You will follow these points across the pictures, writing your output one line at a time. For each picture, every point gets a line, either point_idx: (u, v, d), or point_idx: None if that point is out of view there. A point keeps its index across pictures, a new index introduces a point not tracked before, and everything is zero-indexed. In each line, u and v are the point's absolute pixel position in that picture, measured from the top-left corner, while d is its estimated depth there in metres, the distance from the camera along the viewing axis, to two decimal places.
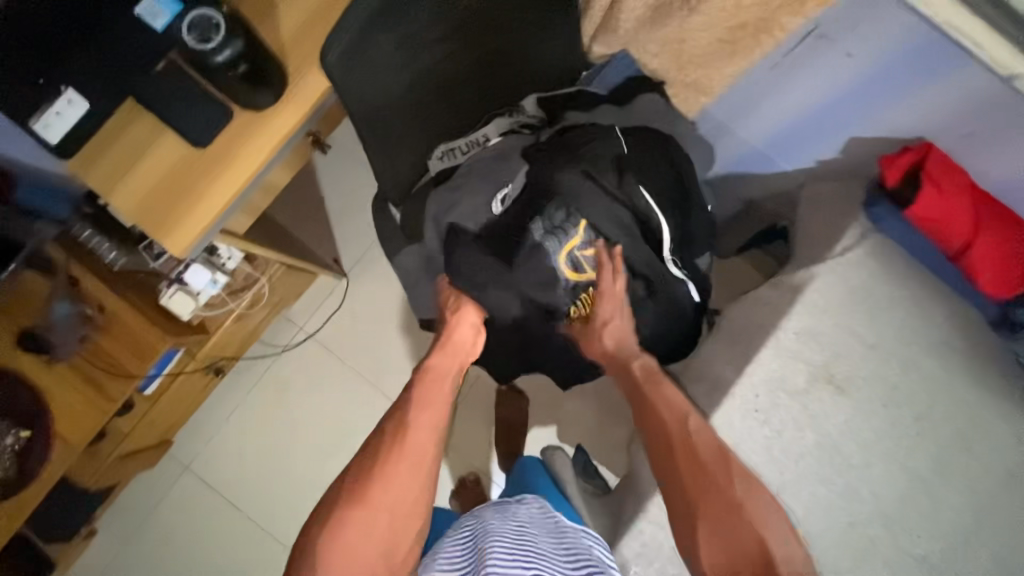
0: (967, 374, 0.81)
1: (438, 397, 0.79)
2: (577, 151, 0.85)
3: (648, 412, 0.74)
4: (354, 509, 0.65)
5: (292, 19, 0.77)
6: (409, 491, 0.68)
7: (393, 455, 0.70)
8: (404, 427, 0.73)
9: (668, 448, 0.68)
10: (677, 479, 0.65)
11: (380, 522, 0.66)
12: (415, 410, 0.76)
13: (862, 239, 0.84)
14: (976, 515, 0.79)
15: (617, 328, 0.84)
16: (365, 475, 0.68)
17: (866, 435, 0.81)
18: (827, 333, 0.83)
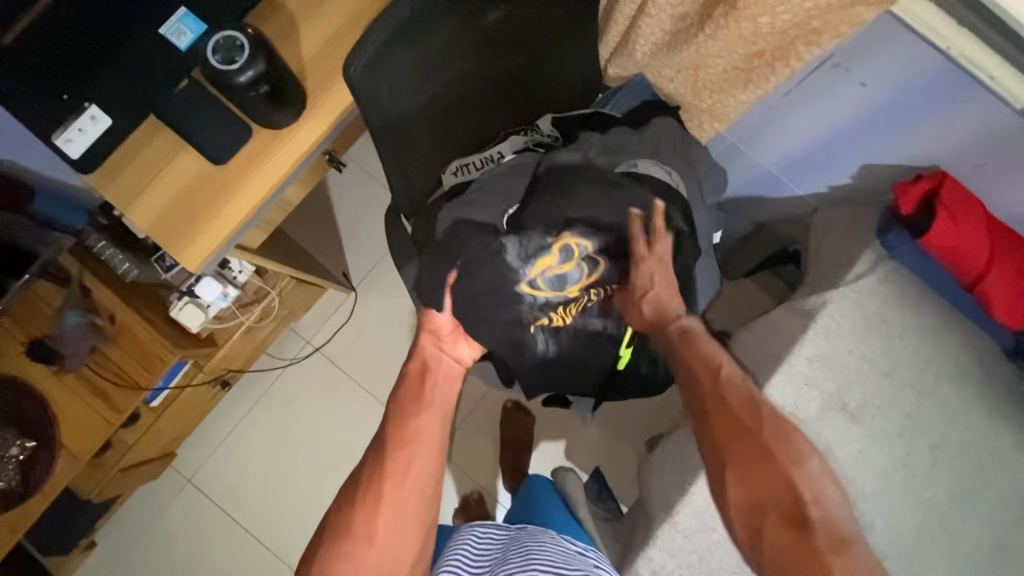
0: (985, 405, 0.80)
1: (428, 411, 0.75)
2: (569, 189, 0.82)
3: (684, 362, 0.75)
4: (345, 543, 0.65)
5: (313, 41, 0.78)
6: (398, 517, 0.67)
7: (395, 475, 0.69)
8: (393, 446, 0.71)
9: (700, 394, 0.71)
10: (702, 412, 0.69)
11: (371, 554, 0.65)
12: (411, 421, 0.74)
13: (874, 266, 0.83)
14: (997, 550, 0.78)
15: (656, 296, 0.84)
16: (355, 502, 0.68)
17: (882, 465, 0.80)
18: (840, 358, 0.82)
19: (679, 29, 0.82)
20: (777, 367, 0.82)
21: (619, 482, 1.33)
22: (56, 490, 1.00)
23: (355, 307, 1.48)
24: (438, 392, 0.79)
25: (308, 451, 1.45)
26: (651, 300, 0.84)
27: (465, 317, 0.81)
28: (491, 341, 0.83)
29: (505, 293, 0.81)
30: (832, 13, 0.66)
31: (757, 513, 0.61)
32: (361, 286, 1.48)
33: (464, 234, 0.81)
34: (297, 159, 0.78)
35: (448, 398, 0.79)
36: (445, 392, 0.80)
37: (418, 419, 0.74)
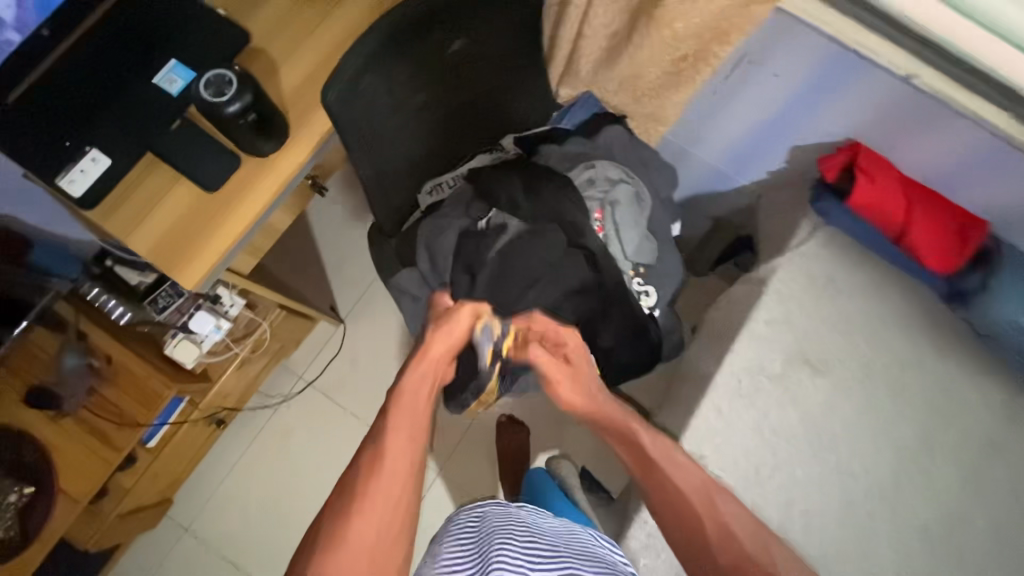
0: (934, 349, 0.87)
1: (401, 422, 0.69)
2: (512, 266, 0.94)
3: (677, 488, 0.68)
4: (330, 552, 0.59)
5: (291, 78, 0.87)
6: (379, 534, 0.61)
7: (371, 484, 0.63)
8: (379, 458, 0.65)
9: (700, 536, 0.64)
10: (690, 534, 0.64)
11: (360, 564, 0.59)
12: (394, 436, 0.68)
13: (813, 232, 0.91)
14: (962, 480, 0.84)
15: (583, 373, 0.82)
16: (345, 516, 0.61)
17: (848, 413, 0.85)
18: (796, 318, 0.88)
19: (614, 45, 0.94)
20: (740, 332, 0.87)
21: (618, 482, 1.36)
22: (53, 537, 1.01)
23: (343, 339, 1.53)
24: (407, 400, 0.72)
25: (304, 484, 1.46)
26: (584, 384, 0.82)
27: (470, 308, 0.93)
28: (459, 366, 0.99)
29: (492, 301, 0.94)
30: (733, 14, 0.77)
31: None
32: (349, 318, 1.53)
33: (456, 232, 0.96)
34: (283, 182, 0.85)
35: (424, 406, 0.73)
36: (420, 397, 0.73)
37: (396, 442, 0.67)
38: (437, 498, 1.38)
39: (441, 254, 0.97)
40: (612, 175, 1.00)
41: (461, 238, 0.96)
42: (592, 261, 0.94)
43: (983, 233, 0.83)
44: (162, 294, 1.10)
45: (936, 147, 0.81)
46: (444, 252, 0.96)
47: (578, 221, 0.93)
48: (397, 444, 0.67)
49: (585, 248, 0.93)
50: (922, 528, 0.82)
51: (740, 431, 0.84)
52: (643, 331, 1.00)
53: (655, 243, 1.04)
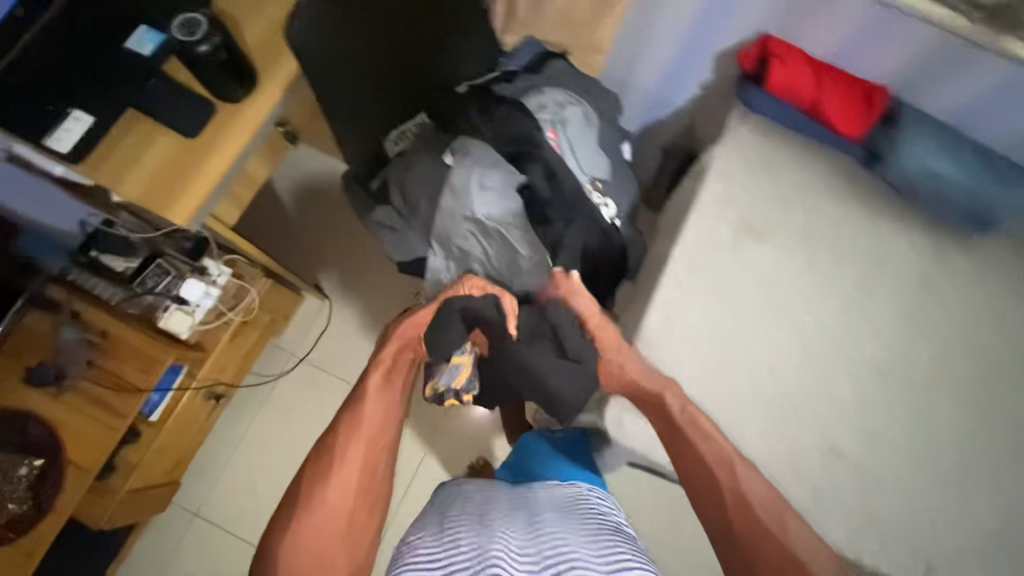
0: (864, 206, 0.97)
1: (372, 401, 0.89)
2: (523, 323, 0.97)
3: (702, 463, 0.79)
4: (314, 503, 0.77)
5: (255, 29, 0.95)
6: (346, 492, 0.79)
7: (351, 449, 0.83)
8: (358, 427, 0.86)
9: (719, 502, 0.77)
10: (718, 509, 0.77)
11: (339, 515, 0.78)
12: (374, 406, 0.89)
13: (743, 120, 1.01)
14: (907, 318, 0.92)
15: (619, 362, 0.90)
16: (327, 474, 0.80)
17: (796, 269, 0.93)
18: (738, 193, 0.97)
19: None
20: (690, 214, 0.96)
21: None
22: (68, 508, 1.02)
23: (331, 313, 1.58)
24: (377, 376, 0.92)
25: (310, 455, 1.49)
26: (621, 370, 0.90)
27: (439, 232, 1.02)
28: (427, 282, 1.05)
29: (462, 224, 1.01)
30: None
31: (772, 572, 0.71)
32: (334, 293, 1.58)
33: (422, 165, 1.03)
34: (259, 123, 0.91)
35: (395, 386, 0.93)
36: (388, 380, 0.93)
37: (371, 414, 0.87)
38: (440, 450, 1.42)
39: (409, 188, 1.03)
40: (558, 96, 1.08)
41: (427, 169, 1.03)
42: (551, 170, 1.01)
43: (885, 95, 0.94)
44: (149, 274, 1.18)
45: (833, 22, 0.92)
46: (410, 185, 1.03)
47: (533, 135, 1.01)
48: (375, 412, 0.88)
49: (542, 160, 1.01)
50: (877, 362, 0.90)
51: (702, 297, 0.92)
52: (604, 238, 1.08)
53: (607, 159, 1.13)
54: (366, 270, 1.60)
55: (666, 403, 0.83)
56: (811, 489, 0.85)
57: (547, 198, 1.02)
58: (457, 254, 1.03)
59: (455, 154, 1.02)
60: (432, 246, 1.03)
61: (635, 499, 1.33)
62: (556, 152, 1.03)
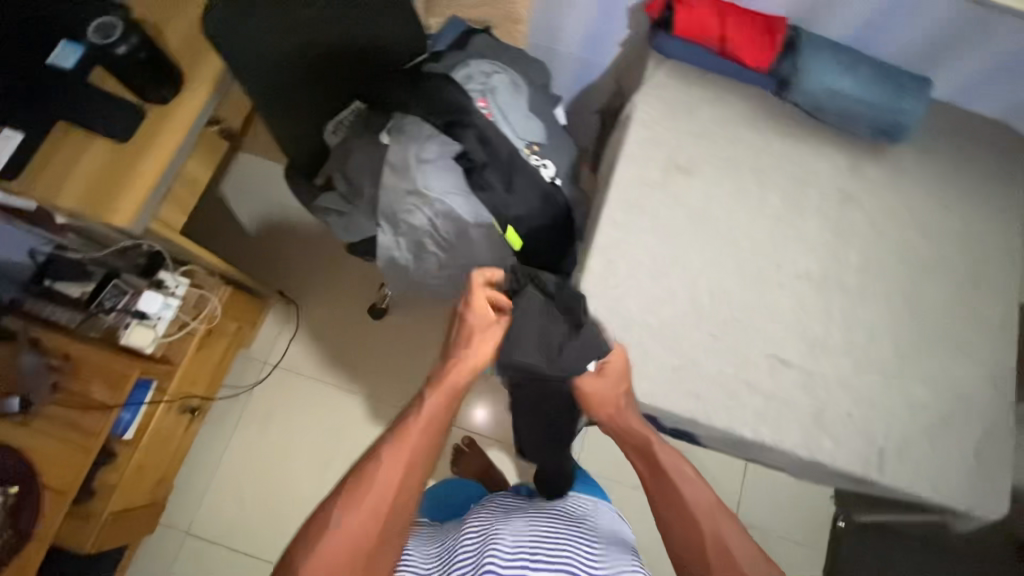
0: (779, 133, 1.03)
1: (418, 427, 0.84)
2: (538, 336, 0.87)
3: (681, 500, 0.83)
4: (345, 511, 0.77)
5: (177, 30, 0.97)
6: (372, 524, 0.77)
7: (388, 471, 0.81)
8: (399, 451, 0.82)
9: (696, 543, 0.79)
10: (686, 539, 0.80)
11: (361, 534, 0.77)
12: (419, 433, 0.84)
13: (657, 68, 1.06)
14: (832, 230, 0.98)
15: (611, 396, 0.87)
16: (359, 488, 0.79)
17: (723, 198, 0.99)
18: (662, 135, 1.01)
19: None
20: (619, 159, 1.00)
21: None
22: (50, 532, 1.03)
23: (299, 316, 1.58)
24: (435, 403, 0.86)
25: (296, 458, 1.50)
26: (615, 401, 0.88)
27: (383, 208, 1.05)
28: (379, 259, 1.10)
29: (404, 198, 1.04)
30: None
31: None
32: (298, 298, 1.59)
33: (359, 148, 1.07)
34: (191, 121, 0.93)
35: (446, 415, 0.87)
36: (442, 407, 0.87)
37: (413, 442, 0.83)
38: None
39: (350, 171, 1.07)
40: (485, 66, 1.12)
41: (365, 152, 1.06)
42: (485, 136, 1.03)
43: (784, 23, 0.99)
44: (107, 295, 1.18)
45: None
46: (351, 168, 1.07)
47: (462, 103, 1.03)
48: (417, 441, 0.84)
49: (473, 125, 1.03)
50: (808, 274, 0.95)
51: (640, 235, 0.96)
52: (548, 198, 1.09)
53: (541, 123, 1.17)
54: (329, 271, 1.61)
55: (653, 451, 0.88)
56: (761, 398, 0.89)
57: (483, 162, 1.04)
58: (405, 229, 1.06)
59: (390, 132, 1.05)
60: (380, 224, 1.06)
61: (615, 454, 1.38)
62: (488, 119, 1.06)
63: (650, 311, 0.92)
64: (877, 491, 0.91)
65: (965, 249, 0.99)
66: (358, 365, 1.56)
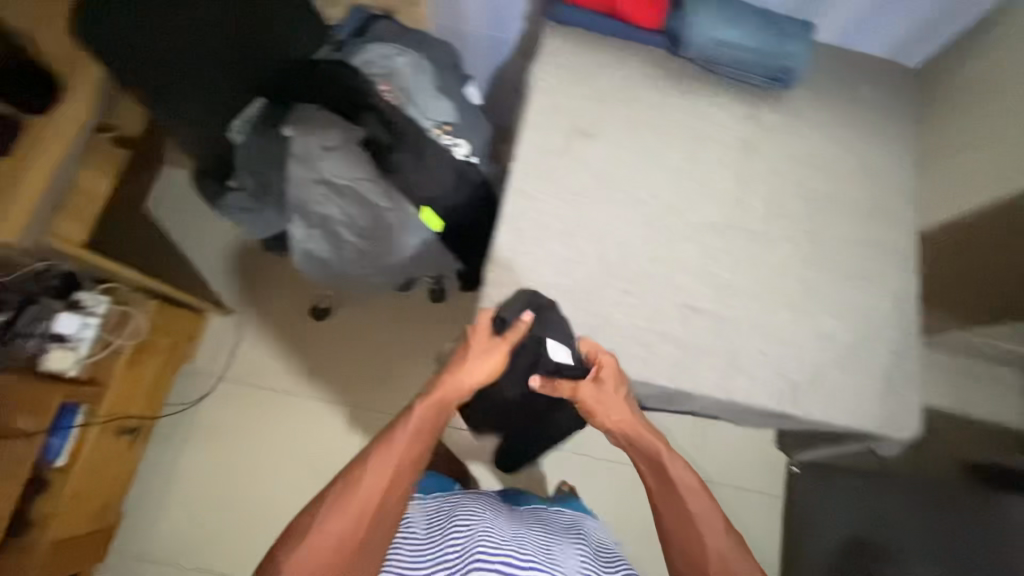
0: (677, 89, 1.04)
1: (406, 434, 0.85)
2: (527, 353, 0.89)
3: (687, 514, 0.84)
4: (331, 514, 0.79)
5: (51, 37, 0.94)
6: (354, 528, 0.79)
7: (374, 474, 0.82)
8: (388, 457, 0.83)
9: (695, 552, 0.82)
10: (686, 550, 0.82)
11: (346, 538, 0.78)
12: (410, 439, 0.85)
13: (553, 35, 1.06)
14: (734, 179, 1.00)
15: (616, 404, 0.87)
16: (346, 494, 0.80)
17: (627, 157, 1.00)
18: (562, 100, 1.02)
19: None
20: (522, 129, 1.00)
21: None
22: None
23: (241, 327, 1.56)
24: (423, 411, 0.86)
25: (250, 468, 1.47)
26: (617, 408, 0.87)
27: (291, 200, 1.04)
28: (293, 252, 1.10)
29: (311, 188, 1.03)
30: None
31: None
32: (239, 308, 1.56)
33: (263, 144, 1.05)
34: (74, 133, 0.93)
35: (436, 423, 0.87)
36: (431, 416, 0.87)
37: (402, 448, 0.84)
38: None
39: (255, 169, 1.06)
40: (385, 50, 1.11)
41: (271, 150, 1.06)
42: (385, 116, 1.01)
43: None
44: (24, 321, 1.15)
45: None
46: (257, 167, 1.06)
47: (359, 85, 1.02)
48: (407, 447, 0.85)
49: (373, 108, 1.00)
50: (714, 223, 0.98)
51: (547, 201, 0.97)
52: (462, 174, 1.06)
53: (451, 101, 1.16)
54: (267, 277, 1.58)
55: (660, 462, 0.86)
56: (675, 345, 0.92)
57: (388, 143, 1.01)
58: (316, 220, 1.06)
59: (293, 125, 1.03)
60: (292, 217, 1.06)
61: None
62: (390, 102, 1.04)
63: (563, 275, 0.93)
64: (798, 424, 0.94)
65: (865, 184, 1.02)
66: (307, 367, 1.54)
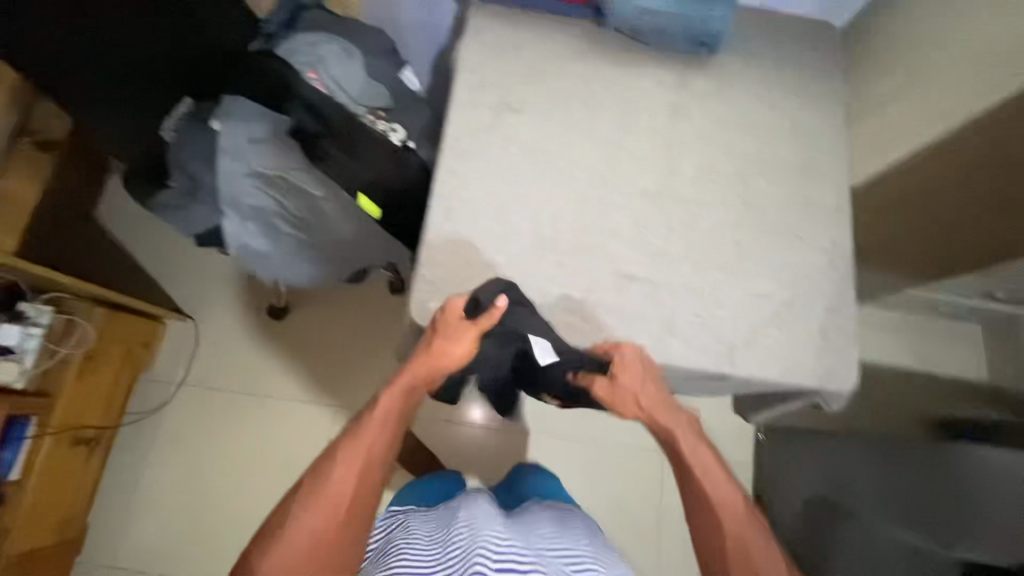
0: (604, 60, 1.04)
1: (376, 426, 0.84)
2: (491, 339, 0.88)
3: (707, 504, 0.83)
4: (303, 510, 0.79)
5: None
6: (327, 522, 0.78)
7: (346, 467, 0.81)
8: (359, 449, 0.83)
9: (720, 547, 0.81)
10: (711, 545, 0.82)
11: (317, 533, 0.78)
12: (380, 430, 0.84)
13: (478, 11, 1.05)
14: (665, 145, 1.01)
15: (637, 397, 0.85)
16: (317, 488, 0.80)
17: (556, 130, 1.00)
18: (489, 77, 1.01)
19: None
20: (449, 107, 1.00)
21: None
22: None
23: (198, 330, 1.54)
24: (391, 401, 0.85)
25: (217, 470, 1.46)
26: (638, 401, 0.85)
27: (222, 195, 1.03)
28: (230, 248, 1.08)
29: (241, 182, 1.02)
30: None
31: None
32: (195, 312, 1.55)
33: (191, 141, 1.04)
34: None
35: (404, 411, 0.86)
36: (400, 404, 0.86)
37: (372, 439, 0.84)
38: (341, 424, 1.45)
39: (183, 164, 1.05)
40: (312, 38, 1.10)
41: (199, 145, 1.04)
42: (312, 104, 1.00)
43: None
44: None
45: None
46: (186, 163, 1.05)
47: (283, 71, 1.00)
48: (378, 438, 0.84)
49: (299, 97, 1.00)
50: (645, 190, 0.98)
51: (476, 178, 0.96)
52: (396, 160, 1.05)
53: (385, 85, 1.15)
54: (222, 278, 1.57)
55: (680, 448, 0.86)
56: (610, 313, 0.92)
57: (316, 132, 1.01)
58: (251, 214, 1.05)
59: (220, 119, 1.01)
60: (226, 212, 1.04)
61: None
62: (318, 89, 1.03)
63: (495, 250, 0.93)
64: (738, 384, 0.95)
65: (797, 144, 1.03)
66: (268, 367, 1.53)
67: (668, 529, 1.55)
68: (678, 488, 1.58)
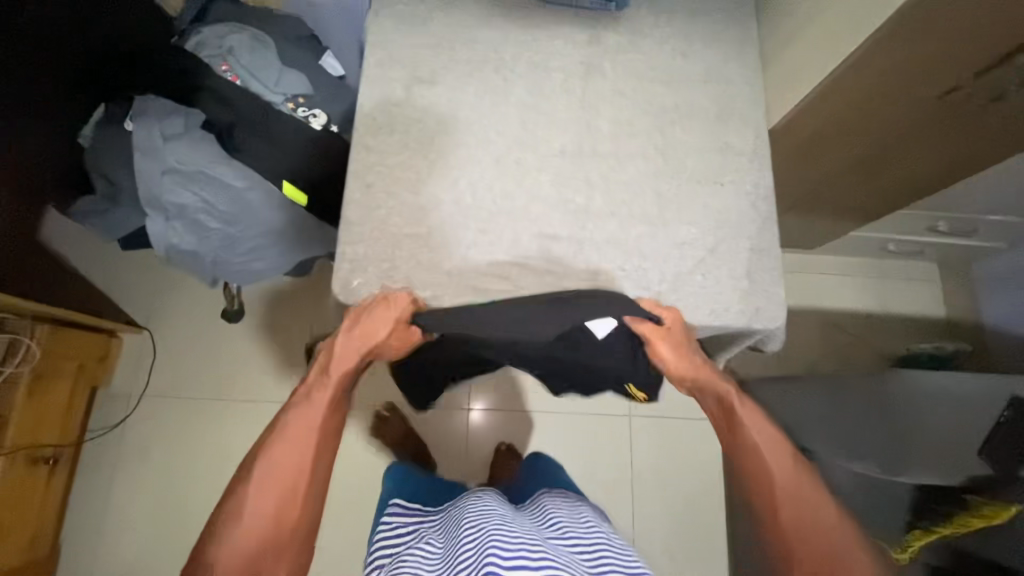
0: (514, 25, 1.04)
1: (319, 404, 0.82)
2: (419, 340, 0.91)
3: (760, 453, 0.84)
4: (253, 498, 0.76)
5: None
6: (283, 506, 0.77)
7: (294, 449, 0.79)
8: (305, 430, 0.80)
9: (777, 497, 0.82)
10: (768, 494, 0.82)
11: (273, 517, 0.76)
12: (323, 407, 0.83)
13: None
14: (580, 103, 1.01)
15: (687, 351, 0.87)
16: (265, 473, 0.78)
17: (470, 99, 1.00)
18: (399, 52, 1.01)
19: None
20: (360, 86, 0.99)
21: None
22: None
23: (154, 342, 1.54)
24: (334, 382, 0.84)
25: (187, 477, 1.46)
26: (689, 356, 0.88)
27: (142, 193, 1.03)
28: (158, 248, 1.07)
29: (160, 178, 1.02)
30: None
31: (801, 540, 0.78)
32: (150, 323, 1.55)
33: (107, 144, 1.05)
34: None
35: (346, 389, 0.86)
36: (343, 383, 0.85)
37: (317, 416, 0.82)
38: None
39: (101, 167, 1.05)
40: (221, 31, 1.09)
41: (116, 147, 1.05)
42: (223, 95, 1.00)
43: None
44: None
45: None
46: (104, 166, 1.05)
47: (190, 66, 1.01)
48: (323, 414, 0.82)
49: (209, 89, 1.00)
50: (563, 149, 0.98)
51: (392, 152, 0.96)
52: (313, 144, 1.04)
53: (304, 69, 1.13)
54: (174, 287, 1.57)
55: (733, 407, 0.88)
56: (536, 274, 0.93)
57: (229, 122, 1.00)
58: (174, 210, 1.04)
59: (134, 120, 1.03)
60: (149, 212, 1.04)
61: None
62: (228, 79, 1.03)
63: (416, 222, 0.93)
64: None
65: (713, 91, 1.03)
66: (228, 370, 1.53)
67: (644, 490, 1.57)
68: (649, 449, 1.60)
